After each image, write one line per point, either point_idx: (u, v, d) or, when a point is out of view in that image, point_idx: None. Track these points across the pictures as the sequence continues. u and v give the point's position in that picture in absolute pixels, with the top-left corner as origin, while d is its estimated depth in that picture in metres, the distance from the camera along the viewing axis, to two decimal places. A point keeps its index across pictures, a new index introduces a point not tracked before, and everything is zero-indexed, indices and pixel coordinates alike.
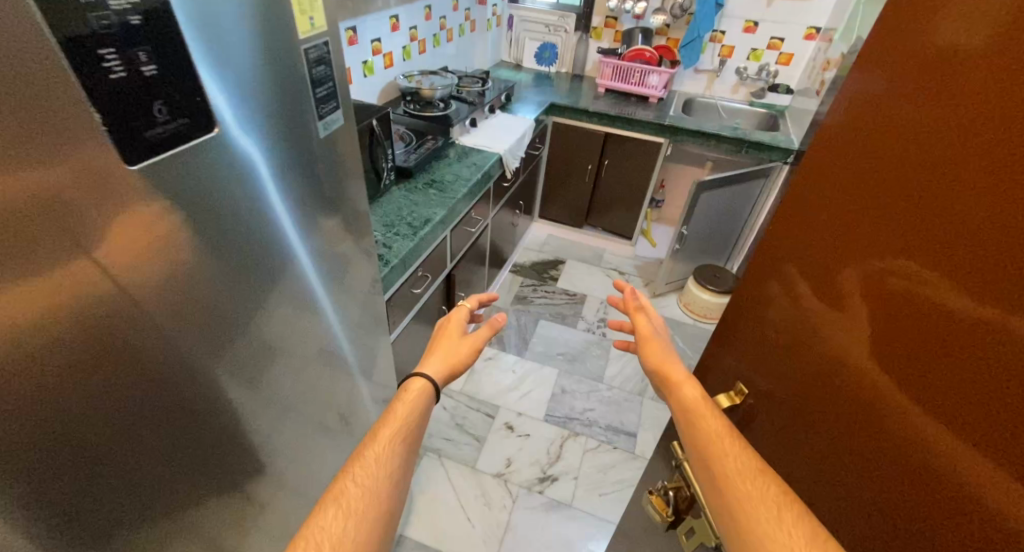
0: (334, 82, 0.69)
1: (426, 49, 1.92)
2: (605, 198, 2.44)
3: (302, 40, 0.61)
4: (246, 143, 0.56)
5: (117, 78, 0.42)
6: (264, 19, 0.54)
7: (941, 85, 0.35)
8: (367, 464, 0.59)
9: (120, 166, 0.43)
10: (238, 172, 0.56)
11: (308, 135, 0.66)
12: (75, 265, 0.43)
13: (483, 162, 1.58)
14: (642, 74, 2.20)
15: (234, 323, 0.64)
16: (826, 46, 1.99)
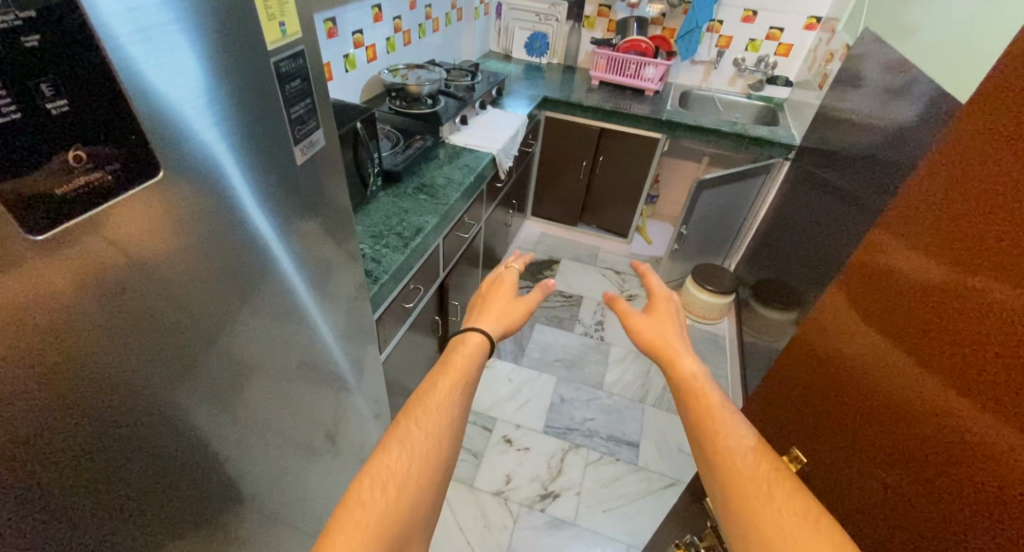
0: (312, 97, 0.61)
1: (411, 40, 1.81)
2: (600, 195, 2.37)
3: (271, 52, 0.51)
4: (213, 183, 0.47)
5: (13, 122, 0.32)
6: (224, 30, 0.44)
7: (986, 115, 0.40)
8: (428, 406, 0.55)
9: (21, 240, 0.34)
10: (204, 217, 0.47)
11: (283, 162, 0.57)
12: (88, 247, 0.38)
13: (476, 164, 1.50)
14: (638, 66, 2.12)
15: (203, 384, 0.55)
16: (827, 37, 1.93)
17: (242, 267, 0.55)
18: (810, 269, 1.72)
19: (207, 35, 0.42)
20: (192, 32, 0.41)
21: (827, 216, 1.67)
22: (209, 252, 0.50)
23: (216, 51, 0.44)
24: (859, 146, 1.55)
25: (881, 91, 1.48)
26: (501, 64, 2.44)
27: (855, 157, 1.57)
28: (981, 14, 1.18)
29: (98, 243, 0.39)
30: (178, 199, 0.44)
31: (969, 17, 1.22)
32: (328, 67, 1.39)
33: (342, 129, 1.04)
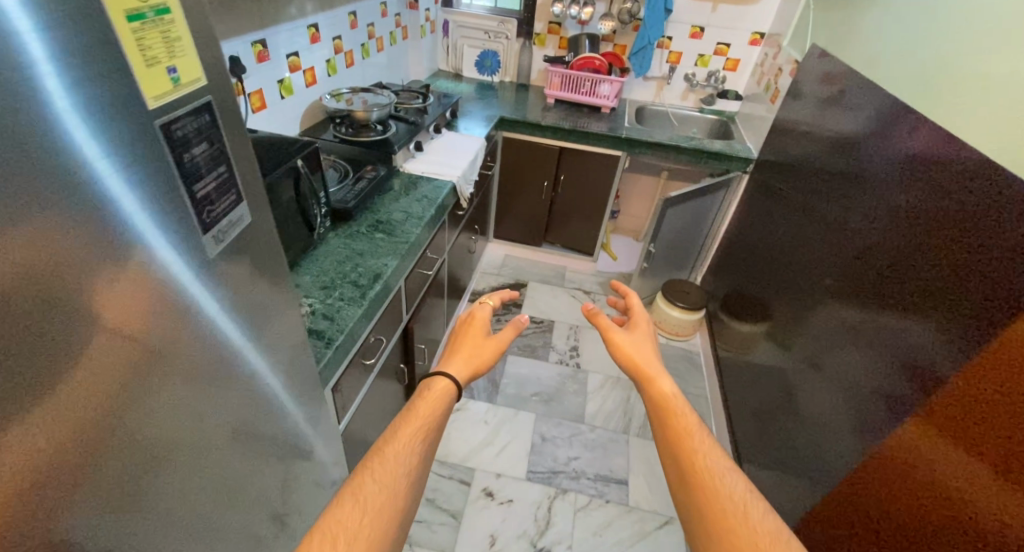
0: (227, 162, 0.49)
1: (354, 61, 1.68)
2: (562, 214, 2.31)
3: (155, 110, 0.39)
4: (60, 304, 0.34)
5: None
6: (71, 94, 0.32)
7: None
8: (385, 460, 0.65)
9: None
10: (46, 354, 0.34)
11: (190, 254, 0.45)
12: (84, 350, 0.37)
13: (435, 194, 1.37)
14: (593, 84, 2.07)
15: (89, 519, 0.42)
16: (773, 52, 1.97)
17: (166, 341, 0.46)
18: (779, 281, 1.71)
19: (67, 68, 0.31)
20: (20, 91, 0.29)
21: (793, 228, 1.68)
22: (119, 325, 0.39)
23: (91, 93, 0.33)
24: (821, 159, 1.56)
25: (838, 105, 1.50)
26: (451, 84, 2.35)
27: (817, 170, 1.57)
28: (937, 30, 1.19)
29: (57, 336, 0.34)
30: (90, 318, 0.37)
31: (924, 34, 1.23)
32: (259, 94, 1.23)
33: (274, 171, 0.89)
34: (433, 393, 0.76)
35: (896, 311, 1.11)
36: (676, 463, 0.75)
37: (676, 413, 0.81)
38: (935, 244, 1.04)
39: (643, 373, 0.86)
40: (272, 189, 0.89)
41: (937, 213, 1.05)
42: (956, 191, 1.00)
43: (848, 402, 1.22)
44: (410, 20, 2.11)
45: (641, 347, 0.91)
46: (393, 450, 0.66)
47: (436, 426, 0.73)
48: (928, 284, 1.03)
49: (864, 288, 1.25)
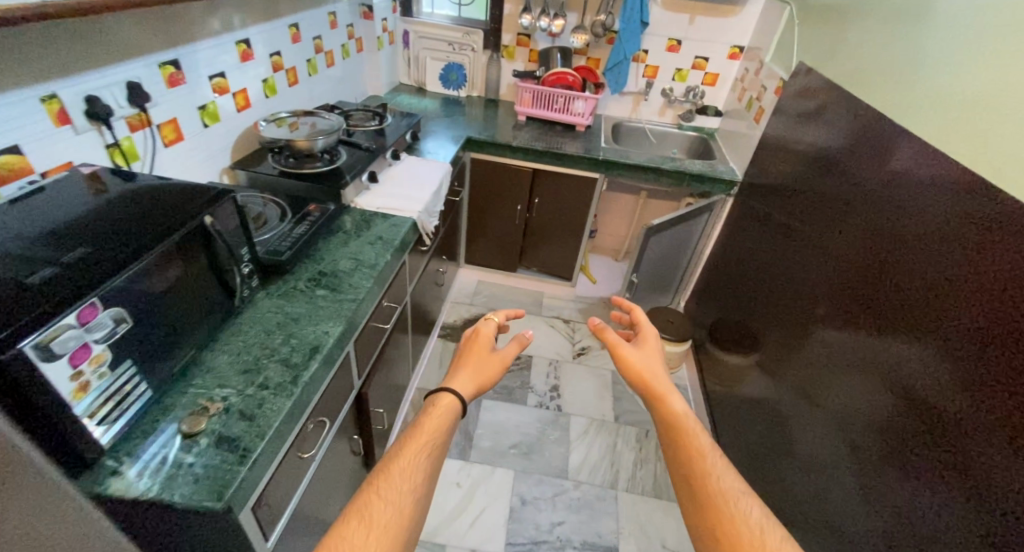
0: None
1: (298, 79, 1.49)
2: (537, 238, 2.16)
3: None
4: None
5: None
6: None
7: None
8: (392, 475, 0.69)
9: None
10: None
11: None
12: None
13: (392, 234, 1.19)
14: (566, 100, 1.94)
15: None
16: (753, 66, 1.87)
17: None
18: (769, 310, 1.59)
19: None
20: None
21: (783, 255, 1.56)
22: None
23: None
24: (811, 182, 1.46)
25: (828, 125, 1.40)
26: (414, 100, 2.18)
27: (808, 195, 1.47)
28: (928, 44, 1.08)
29: None
30: None
31: (913, 48, 1.12)
32: (173, 123, 1.03)
33: (167, 238, 0.69)
34: (440, 408, 0.80)
35: (890, 338, 1.02)
36: (688, 483, 0.72)
37: (689, 428, 0.76)
38: (934, 267, 0.94)
39: (656, 390, 0.82)
40: (167, 259, 0.69)
41: (934, 233, 0.96)
42: (959, 212, 0.90)
43: (844, 441, 1.11)
44: (365, 31, 1.94)
45: (652, 364, 0.87)
46: (400, 464, 0.71)
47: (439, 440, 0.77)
48: (926, 308, 0.94)
49: (858, 314, 1.15)
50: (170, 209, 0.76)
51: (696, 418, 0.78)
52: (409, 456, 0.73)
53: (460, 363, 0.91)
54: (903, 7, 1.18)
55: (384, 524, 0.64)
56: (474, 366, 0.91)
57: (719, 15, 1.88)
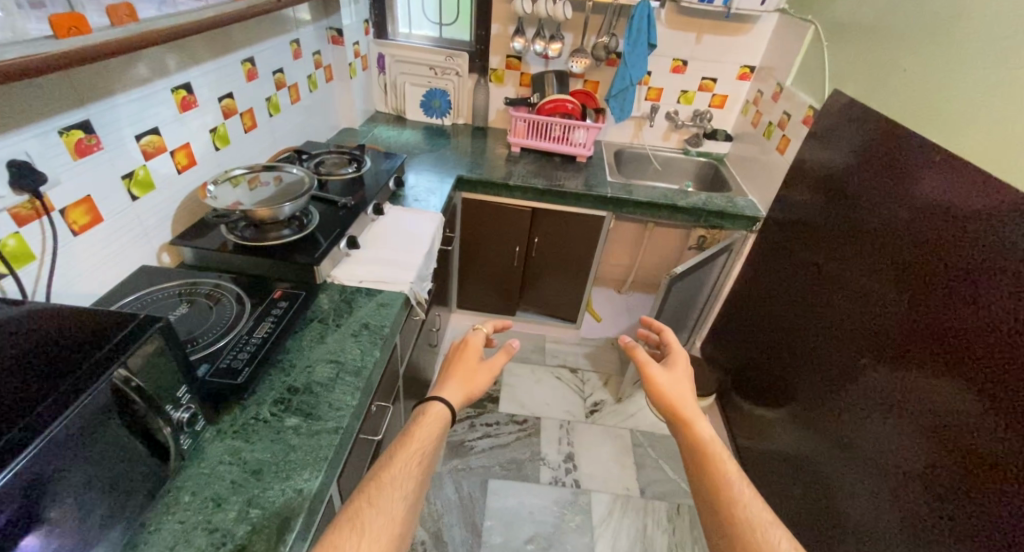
0: None
1: (258, 121, 1.27)
2: (537, 280, 1.97)
3: None
4: None
5: None
6: None
7: None
8: (383, 483, 0.70)
9: None
10: None
11: None
12: None
13: (381, 319, 0.96)
14: (565, 129, 1.78)
15: None
16: (766, 89, 1.73)
17: None
18: (796, 358, 1.44)
19: None
20: None
21: (808, 298, 1.41)
22: None
23: None
24: (844, 222, 1.29)
25: (861, 163, 1.24)
26: (393, 132, 1.96)
27: (839, 233, 1.30)
28: (998, 75, 0.92)
29: None
30: None
31: (974, 79, 0.97)
32: (87, 203, 0.78)
33: (31, 442, 0.43)
34: (432, 415, 0.82)
35: (921, 375, 1.00)
36: (710, 500, 0.73)
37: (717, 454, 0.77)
38: (969, 306, 0.92)
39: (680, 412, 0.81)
40: (32, 468, 0.43)
41: (962, 272, 0.94)
42: (999, 256, 0.87)
43: (880, 482, 1.07)
44: (334, 58, 1.71)
45: (680, 386, 0.85)
46: (390, 475, 0.72)
47: (430, 450, 0.78)
48: (958, 348, 0.93)
49: (881, 350, 1.11)
50: (45, 371, 0.49)
51: (718, 440, 0.79)
52: (400, 464, 0.74)
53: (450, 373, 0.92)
54: (953, 32, 1.03)
55: (379, 532, 0.65)
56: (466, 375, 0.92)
57: (726, 34, 1.73)
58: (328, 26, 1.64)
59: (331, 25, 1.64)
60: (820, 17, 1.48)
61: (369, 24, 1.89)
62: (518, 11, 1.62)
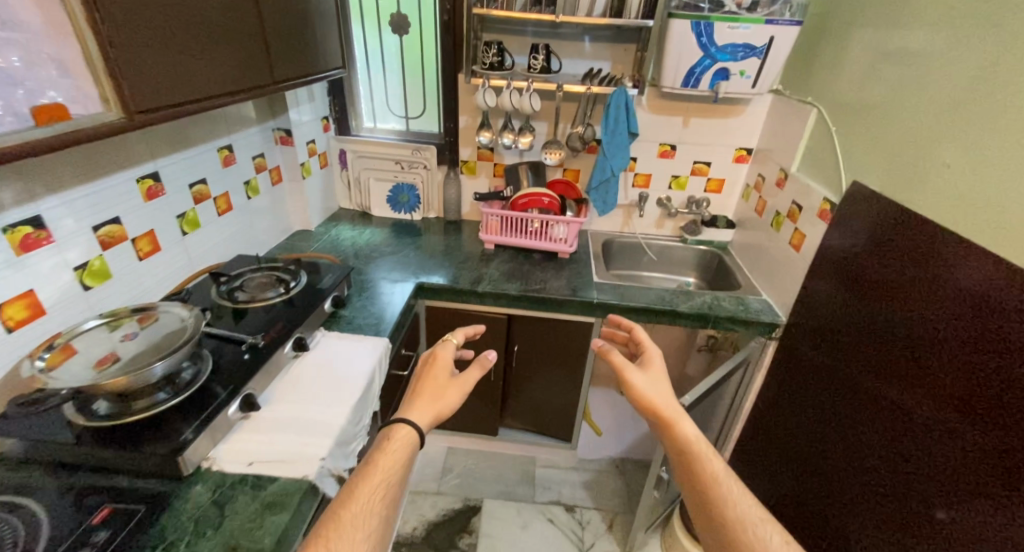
0: None
1: (163, 243, 1.07)
2: (522, 395, 1.68)
3: None
4: None
5: None
6: None
7: None
8: (343, 526, 0.61)
9: None
10: None
11: None
12: None
13: (258, 537, 0.67)
14: (542, 224, 1.58)
15: None
16: (768, 173, 1.53)
17: None
18: (813, 485, 1.12)
19: None
20: None
21: (811, 412, 1.16)
22: None
23: None
24: (841, 323, 1.08)
25: (866, 262, 1.02)
26: (354, 231, 1.77)
27: (846, 326, 1.06)
28: None
29: None
30: None
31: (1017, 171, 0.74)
32: None
33: None
34: (399, 441, 0.71)
35: (970, 512, 0.73)
36: (698, 501, 0.70)
37: (704, 458, 0.71)
38: (1017, 423, 0.67)
39: (658, 412, 0.75)
40: None
41: (967, 352, 0.76)
42: (1012, 328, 0.70)
43: None
44: (284, 159, 1.56)
45: (658, 385, 0.79)
46: (350, 512, 0.63)
47: (396, 478, 0.69)
48: (991, 447, 0.71)
49: (903, 468, 0.86)
50: None
51: (703, 439, 0.73)
52: (362, 499, 0.64)
53: (418, 394, 0.79)
54: (977, 114, 0.81)
55: None
56: (433, 394, 0.80)
57: (714, 116, 1.57)
58: (275, 127, 1.50)
59: (278, 126, 1.51)
60: (817, 96, 1.31)
61: (327, 121, 1.78)
62: (480, 106, 1.49)
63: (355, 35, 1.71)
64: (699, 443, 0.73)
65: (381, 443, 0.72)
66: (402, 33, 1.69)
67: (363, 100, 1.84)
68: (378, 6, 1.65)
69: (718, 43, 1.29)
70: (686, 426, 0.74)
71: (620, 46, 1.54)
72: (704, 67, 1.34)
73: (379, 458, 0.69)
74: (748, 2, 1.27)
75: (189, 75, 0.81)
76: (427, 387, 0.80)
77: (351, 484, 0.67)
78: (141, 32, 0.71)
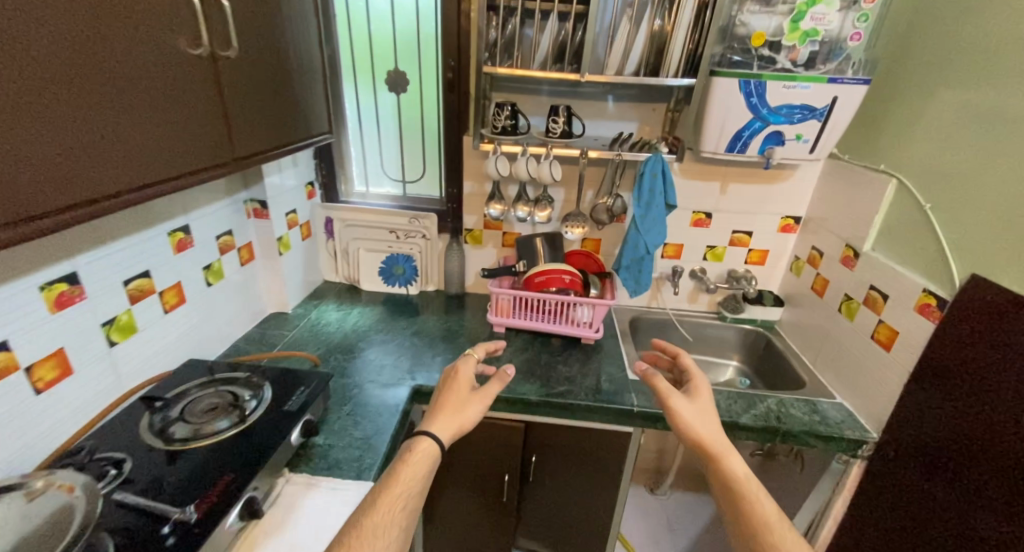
0: None
1: (72, 366, 0.81)
2: (541, 513, 1.38)
3: None
4: None
5: None
6: None
7: None
8: (366, 535, 0.67)
9: None
10: None
11: None
12: None
13: None
14: (562, 305, 1.34)
15: None
16: (825, 247, 1.31)
17: None
18: None
19: None
20: None
21: None
22: None
23: None
24: (967, 453, 0.82)
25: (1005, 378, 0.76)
26: (339, 312, 1.51)
27: (960, 438, 0.83)
28: None
29: None
30: None
31: None
32: None
33: None
34: (419, 456, 0.77)
35: None
36: (744, 528, 0.76)
37: (752, 494, 0.78)
38: None
39: (706, 447, 0.81)
40: None
41: None
42: None
43: None
44: (257, 234, 1.34)
45: (707, 421, 0.83)
46: (372, 524, 0.69)
47: (417, 489, 0.75)
48: None
49: None
50: None
51: (751, 473, 0.79)
52: (383, 510, 0.71)
53: (437, 408, 0.84)
54: None
55: None
56: (457, 405, 0.87)
57: (756, 182, 1.37)
58: (248, 198, 1.29)
59: (252, 197, 1.29)
60: (888, 162, 1.10)
61: (311, 187, 1.57)
62: (491, 175, 1.28)
63: (347, 94, 1.54)
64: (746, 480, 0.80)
65: (402, 456, 0.78)
66: (400, 91, 1.52)
67: (353, 163, 1.65)
68: (374, 63, 1.49)
69: (770, 104, 1.11)
70: (735, 463, 0.80)
71: (649, 105, 1.36)
72: (752, 131, 1.15)
73: (400, 473, 0.75)
74: (803, 58, 1.09)
75: (181, 146, 0.73)
76: (444, 402, 0.84)
77: (375, 494, 0.73)
78: (125, 115, 0.63)
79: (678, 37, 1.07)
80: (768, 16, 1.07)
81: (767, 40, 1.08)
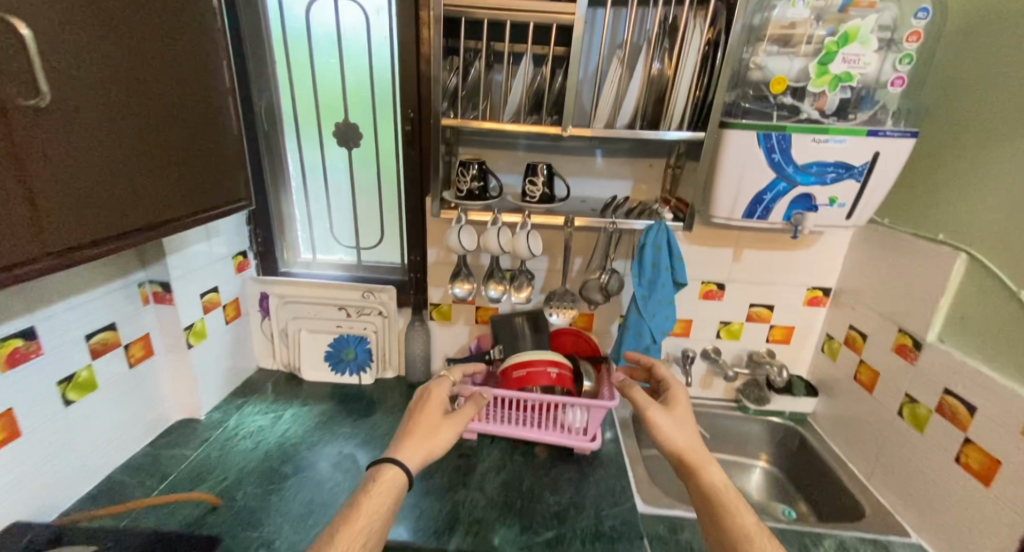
0: None
1: None
2: None
3: None
4: None
5: None
6: None
7: None
8: None
9: None
10: None
11: None
12: None
13: None
14: (546, 407, 1.06)
15: None
16: (866, 327, 1.06)
17: None
18: None
19: None
20: None
21: None
22: None
23: None
24: None
25: None
26: (267, 415, 1.19)
27: None
28: None
29: None
30: None
31: None
32: None
33: None
34: (388, 481, 0.69)
35: None
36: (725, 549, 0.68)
37: (732, 509, 0.70)
38: None
39: (683, 458, 0.75)
40: None
41: None
42: None
43: None
44: (157, 322, 1.06)
45: (685, 431, 0.78)
46: None
47: (380, 528, 0.65)
48: None
49: None
50: None
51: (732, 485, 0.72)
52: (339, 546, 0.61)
53: (406, 431, 0.77)
54: None
55: None
56: (426, 432, 0.78)
57: (774, 248, 1.15)
58: (145, 279, 1.02)
59: (149, 278, 1.02)
60: (950, 232, 0.86)
61: (243, 257, 1.31)
62: (455, 248, 1.04)
63: (291, 150, 1.33)
64: (726, 492, 0.72)
65: (367, 482, 0.69)
66: (352, 146, 1.32)
67: (297, 228, 1.41)
68: (321, 115, 1.30)
69: (796, 161, 0.91)
70: (714, 475, 0.73)
71: (644, 161, 1.16)
72: (776, 192, 0.94)
73: (362, 502, 0.67)
74: (833, 106, 0.89)
75: (69, 213, 0.63)
76: (415, 425, 0.77)
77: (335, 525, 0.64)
78: (67, 163, 0.62)
79: (684, 83, 0.87)
80: (790, 58, 0.88)
81: (790, 86, 0.89)
